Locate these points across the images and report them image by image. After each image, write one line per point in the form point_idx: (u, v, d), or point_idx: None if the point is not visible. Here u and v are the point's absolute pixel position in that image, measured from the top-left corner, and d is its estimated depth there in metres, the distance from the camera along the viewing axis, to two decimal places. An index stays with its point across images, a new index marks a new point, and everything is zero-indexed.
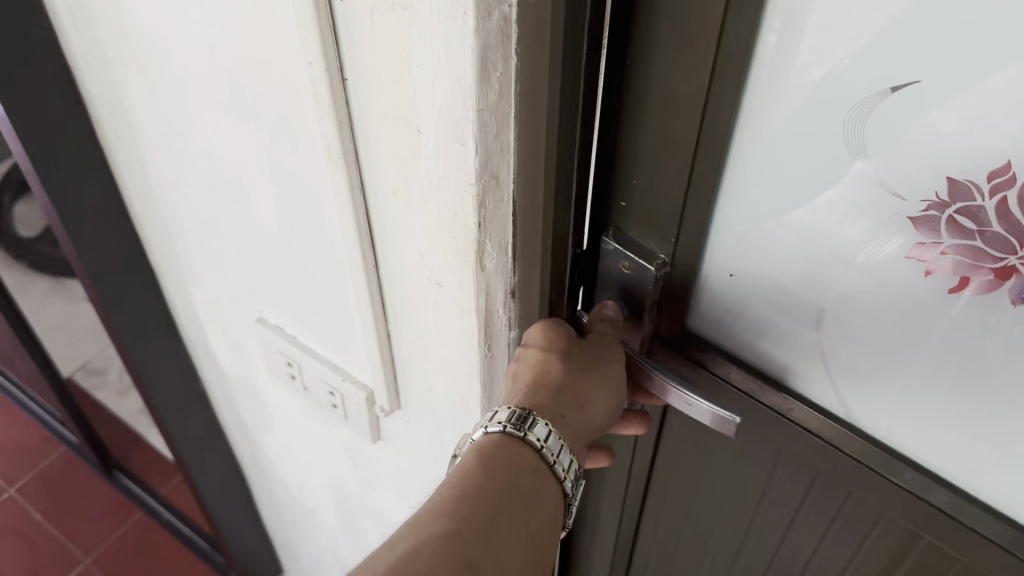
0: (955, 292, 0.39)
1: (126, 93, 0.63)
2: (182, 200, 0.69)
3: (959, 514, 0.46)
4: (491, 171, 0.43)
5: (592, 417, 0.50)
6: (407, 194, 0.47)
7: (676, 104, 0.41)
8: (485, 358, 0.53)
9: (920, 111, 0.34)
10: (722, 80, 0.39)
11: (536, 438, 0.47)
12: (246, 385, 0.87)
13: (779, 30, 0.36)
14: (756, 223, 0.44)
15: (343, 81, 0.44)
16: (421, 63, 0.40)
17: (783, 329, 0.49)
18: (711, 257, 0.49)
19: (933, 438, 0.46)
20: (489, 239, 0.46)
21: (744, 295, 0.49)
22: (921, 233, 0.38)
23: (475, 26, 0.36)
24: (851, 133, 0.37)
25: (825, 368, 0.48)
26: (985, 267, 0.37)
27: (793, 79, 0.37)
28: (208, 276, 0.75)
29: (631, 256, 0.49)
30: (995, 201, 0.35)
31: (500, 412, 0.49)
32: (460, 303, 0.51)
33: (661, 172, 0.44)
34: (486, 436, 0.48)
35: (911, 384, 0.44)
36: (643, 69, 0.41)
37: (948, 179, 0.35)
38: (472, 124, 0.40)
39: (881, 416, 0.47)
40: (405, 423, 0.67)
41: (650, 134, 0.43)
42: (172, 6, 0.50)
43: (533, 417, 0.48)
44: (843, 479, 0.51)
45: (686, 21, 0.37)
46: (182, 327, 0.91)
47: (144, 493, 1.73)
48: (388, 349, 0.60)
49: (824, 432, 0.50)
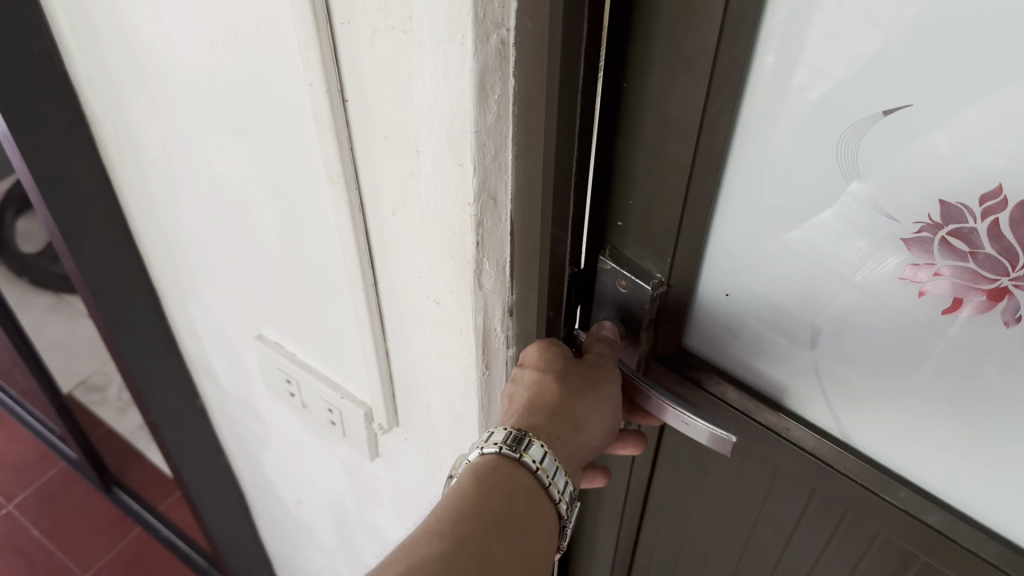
0: (950, 313, 0.39)
1: (129, 112, 0.64)
2: (181, 219, 0.68)
3: (955, 535, 0.46)
4: (489, 192, 0.43)
5: (590, 435, 0.50)
6: (405, 214, 0.48)
7: (672, 125, 0.41)
8: (483, 376, 0.53)
9: (913, 133, 0.35)
10: (716, 103, 0.39)
11: (532, 458, 0.47)
12: (244, 401, 0.83)
13: (775, 52, 0.37)
14: (756, 243, 0.45)
15: (343, 101, 0.45)
16: (421, 84, 0.40)
17: (781, 348, 0.49)
18: (708, 277, 0.49)
19: (929, 460, 0.46)
20: (487, 258, 0.47)
21: (740, 314, 0.49)
22: (914, 254, 0.39)
23: (473, 50, 0.37)
24: (844, 157, 0.38)
25: (822, 387, 0.49)
26: (977, 287, 0.37)
27: (790, 100, 0.38)
28: (207, 292, 0.73)
29: (627, 274, 0.50)
30: (987, 223, 0.35)
31: (496, 433, 0.49)
32: (459, 321, 0.51)
33: (660, 193, 0.45)
34: (482, 456, 0.48)
35: (905, 403, 0.45)
36: (641, 91, 0.42)
37: (941, 202, 0.36)
38: (470, 146, 0.41)
39: (877, 436, 0.48)
40: (402, 440, 0.65)
41: (647, 154, 0.44)
42: (175, 23, 0.51)
43: (529, 438, 0.48)
44: (839, 499, 0.51)
45: (680, 45, 0.38)
46: (182, 344, 0.91)
47: (143, 509, 1.72)
48: (387, 368, 0.60)
49: (819, 450, 0.50)
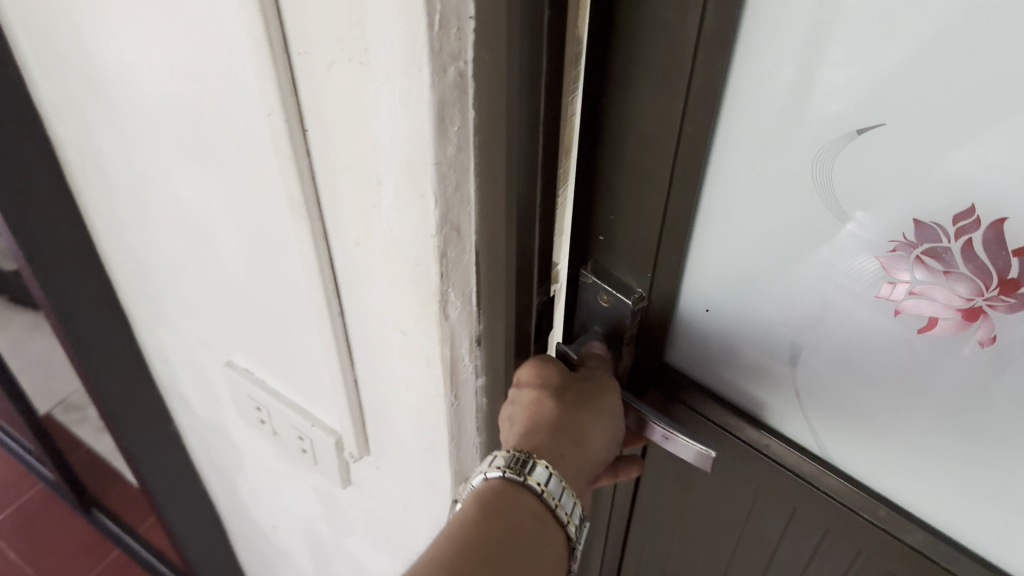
0: (925, 332, 0.39)
1: (95, 137, 0.62)
2: (149, 245, 0.67)
3: (935, 554, 0.46)
4: (452, 223, 0.43)
5: (595, 449, 0.49)
6: (369, 245, 0.47)
7: (649, 142, 0.41)
8: (452, 406, 0.52)
9: (889, 151, 0.34)
10: (693, 121, 0.39)
11: (536, 481, 0.46)
12: (216, 427, 0.82)
13: (752, 70, 0.36)
14: (738, 259, 0.44)
15: (304, 131, 0.44)
16: (381, 117, 0.39)
17: (761, 367, 0.48)
18: (688, 291, 0.49)
19: (909, 481, 0.46)
20: (451, 288, 0.46)
21: (720, 330, 0.49)
22: (891, 272, 0.38)
23: (431, 82, 0.36)
24: (819, 175, 0.37)
25: (801, 405, 0.48)
26: (951, 307, 0.37)
27: (773, 117, 0.37)
28: (176, 318, 0.72)
29: (608, 289, 0.49)
30: (961, 243, 0.35)
31: (499, 456, 0.48)
32: (425, 352, 0.50)
33: (639, 208, 0.44)
34: (487, 481, 0.47)
35: (884, 423, 0.44)
36: (618, 106, 0.41)
37: (915, 221, 0.36)
38: (432, 177, 0.40)
39: (858, 457, 0.47)
40: (374, 468, 0.64)
41: (625, 171, 0.43)
42: (137, 50, 0.50)
43: (532, 459, 0.47)
44: (821, 518, 0.51)
45: (655, 63, 0.38)
46: (154, 369, 0.90)
47: (121, 531, 1.70)
48: (356, 397, 0.59)
49: (800, 466, 0.50)
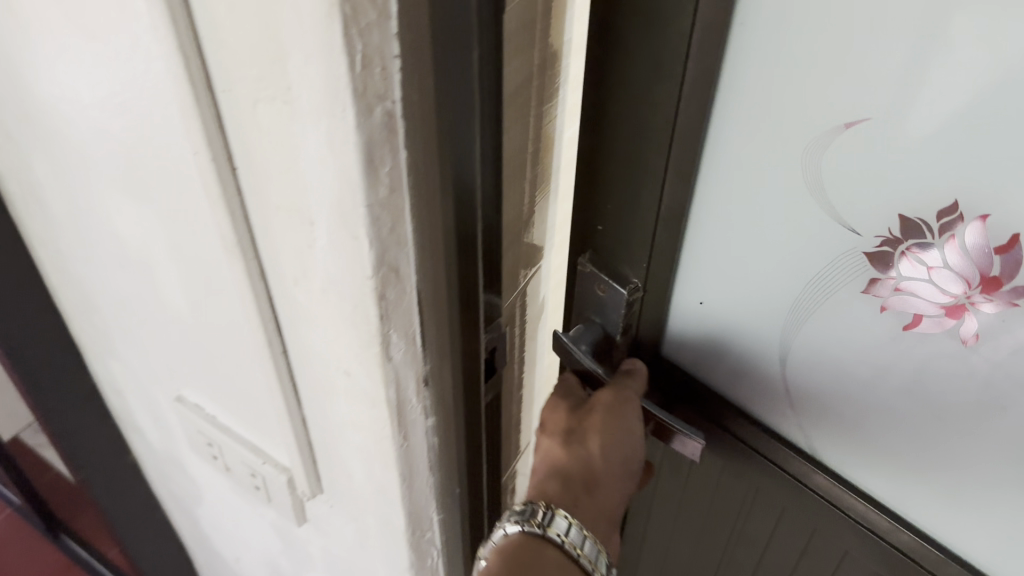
0: (910, 327, 0.43)
1: (33, 171, 0.60)
2: (95, 279, 0.65)
3: (918, 555, 0.52)
4: (389, 263, 0.41)
5: (605, 495, 0.56)
6: (306, 284, 0.44)
7: (648, 134, 0.44)
8: (401, 446, 0.50)
9: (882, 136, 0.37)
10: (687, 113, 0.42)
11: (557, 532, 0.51)
12: (174, 461, 0.80)
13: (742, 65, 0.40)
14: (730, 247, 0.48)
15: (233, 169, 0.42)
16: (309, 156, 0.37)
17: (751, 363, 0.53)
18: (682, 287, 0.53)
19: (897, 480, 0.51)
20: (393, 330, 0.44)
21: (716, 322, 0.53)
22: (877, 269, 0.42)
23: (357, 123, 0.35)
24: (811, 164, 0.41)
25: (789, 397, 0.53)
26: (937, 303, 0.41)
27: (749, 122, 0.42)
28: (127, 352, 0.70)
29: (606, 280, 0.53)
30: (945, 238, 0.39)
31: (518, 509, 0.54)
32: (369, 394, 0.48)
33: (636, 202, 0.48)
34: (510, 536, 0.52)
35: (847, 413, 0.50)
36: (617, 97, 0.44)
37: (900, 217, 0.39)
38: (363, 220, 0.38)
39: (839, 450, 0.53)
40: (327, 507, 0.62)
41: (622, 166, 0.47)
42: (65, 86, 0.48)
43: (553, 512, 0.52)
44: (811, 514, 0.57)
45: (654, 55, 0.40)
46: (109, 401, 0.87)
47: (91, 556, 1.67)
48: (305, 436, 0.57)
49: (789, 462, 0.55)
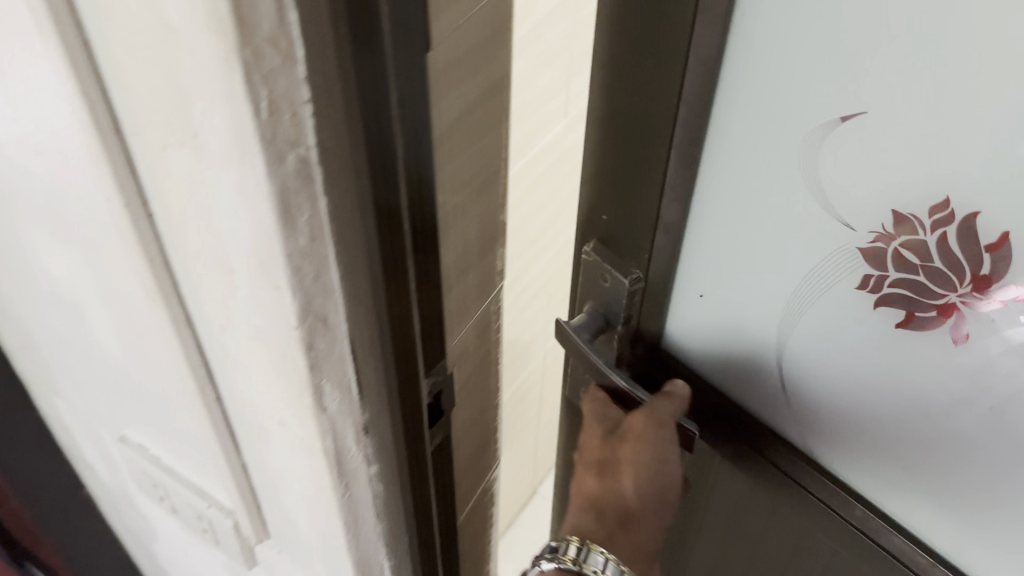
0: (902, 326, 0.44)
1: None
2: (32, 317, 0.62)
3: (904, 557, 0.51)
4: (315, 313, 0.39)
5: (642, 527, 0.61)
6: (231, 332, 0.42)
7: (650, 120, 0.44)
8: (342, 497, 0.48)
9: (878, 132, 0.38)
10: (687, 101, 0.42)
11: (592, 567, 0.57)
12: (125, 497, 0.77)
13: (742, 52, 0.41)
14: (732, 236, 0.48)
15: (149, 216, 0.39)
16: (222, 207, 0.35)
17: (749, 355, 0.53)
18: (684, 278, 0.54)
19: (884, 477, 0.51)
20: (325, 380, 0.42)
21: (716, 314, 0.53)
22: (870, 264, 0.43)
23: (268, 172, 0.33)
24: (807, 156, 0.41)
25: (786, 389, 0.53)
26: (930, 303, 0.42)
27: (754, 108, 0.42)
28: (70, 389, 0.67)
29: (610, 268, 0.53)
30: (936, 235, 0.39)
31: (556, 543, 0.60)
32: (305, 445, 0.45)
33: (641, 190, 0.48)
34: (550, 568, 0.59)
35: (844, 406, 0.50)
36: (625, 81, 0.45)
37: (894, 212, 0.40)
38: (285, 271, 0.36)
39: (833, 444, 0.52)
40: (275, 551, 0.61)
41: (627, 151, 0.47)
42: None
43: (589, 548, 0.58)
44: (805, 512, 0.55)
45: (658, 41, 0.41)
46: (59, 436, 0.84)
47: None
48: (246, 481, 0.54)
49: (786, 461, 0.54)
